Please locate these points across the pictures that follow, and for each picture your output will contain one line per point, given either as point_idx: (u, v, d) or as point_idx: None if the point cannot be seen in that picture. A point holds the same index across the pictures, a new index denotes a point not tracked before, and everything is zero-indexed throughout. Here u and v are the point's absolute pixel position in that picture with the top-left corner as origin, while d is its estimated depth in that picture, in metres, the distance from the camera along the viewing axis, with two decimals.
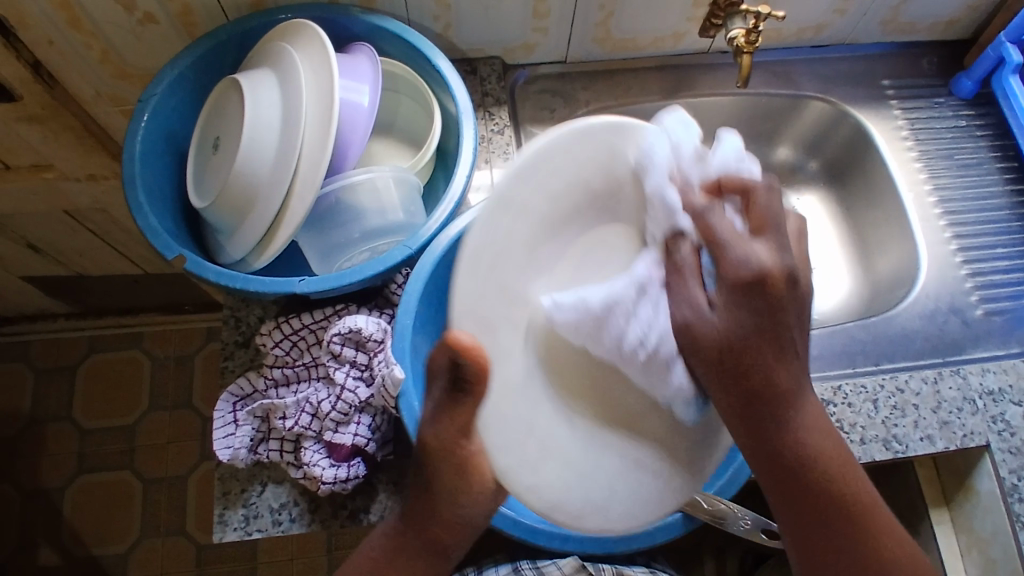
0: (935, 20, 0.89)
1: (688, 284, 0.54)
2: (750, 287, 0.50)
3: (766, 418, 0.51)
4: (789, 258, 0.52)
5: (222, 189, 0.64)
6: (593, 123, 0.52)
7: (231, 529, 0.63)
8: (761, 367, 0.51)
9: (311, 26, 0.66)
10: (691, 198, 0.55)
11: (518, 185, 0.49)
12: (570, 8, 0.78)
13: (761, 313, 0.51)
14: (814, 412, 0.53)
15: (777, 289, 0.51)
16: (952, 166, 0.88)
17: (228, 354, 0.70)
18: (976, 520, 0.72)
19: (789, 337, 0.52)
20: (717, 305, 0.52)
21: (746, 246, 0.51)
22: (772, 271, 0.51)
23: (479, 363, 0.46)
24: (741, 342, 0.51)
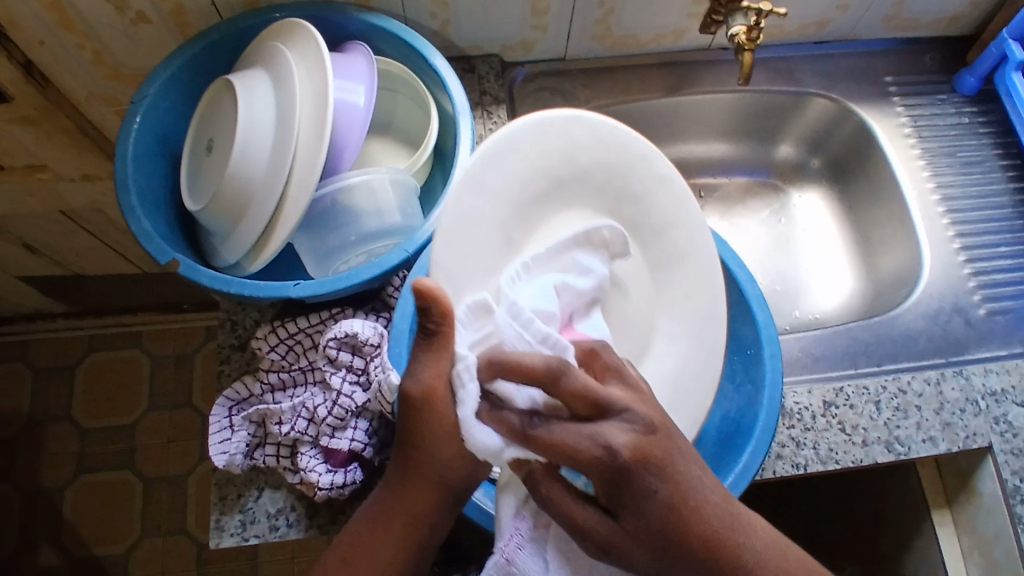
0: (938, 15, 0.88)
1: (563, 496, 0.46)
2: (616, 492, 0.43)
3: (670, 535, 0.43)
4: (645, 420, 0.44)
5: (216, 192, 0.64)
6: (553, 116, 0.59)
7: (228, 535, 0.62)
8: (694, 527, 0.43)
9: (305, 26, 0.65)
10: (507, 418, 0.47)
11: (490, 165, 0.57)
12: (568, 5, 0.77)
13: (655, 491, 0.43)
14: (768, 551, 0.46)
15: (653, 457, 0.43)
16: (955, 164, 0.87)
17: (225, 357, 0.69)
18: (979, 522, 0.72)
19: (697, 501, 0.44)
20: (618, 517, 0.44)
21: (587, 431, 0.43)
22: (632, 447, 0.43)
23: (443, 305, 0.48)
24: (652, 529, 0.43)
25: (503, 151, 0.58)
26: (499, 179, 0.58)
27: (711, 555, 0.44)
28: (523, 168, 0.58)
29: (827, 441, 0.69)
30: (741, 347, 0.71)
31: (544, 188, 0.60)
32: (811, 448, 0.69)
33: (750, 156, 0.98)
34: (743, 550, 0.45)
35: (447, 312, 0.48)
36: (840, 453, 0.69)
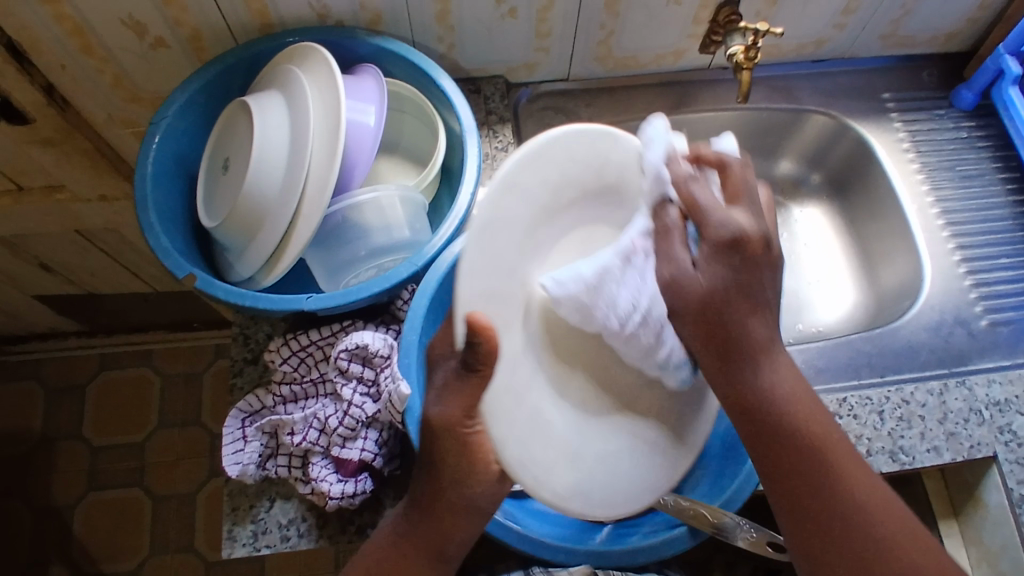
0: (934, 33, 0.90)
1: (672, 249, 0.56)
2: (732, 253, 0.54)
3: (717, 300, 0.53)
4: (763, 223, 0.56)
5: (232, 209, 0.66)
6: (592, 126, 0.54)
7: (240, 545, 0.63)
8: (741, 330, 0.53)
9: (319, 49, 0.68)
10: (679, 166, 0.57)
11: (526, 172, 0.50)
12: (572, 26, 0.80)
13: (761, 269, 0.54)
14: (787, 368, 0.54)
15: (754, 251, 0.54)
16: (954, 178, 0.88)
17: (237, 370, 0.71)
18: (985, 533, 0.72)
19: (764, 307, 0.54)
20: (705, 266, 0.54)
21: (722, 212, 0.54)
22: (751, 238, 0.54)
23: (492, 342, 0.45)
24: (720, 297, 0.53)
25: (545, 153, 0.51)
26: (536, 186, 0.51)
27: (752, 352, 0.53)
28: (558, 179, 0.53)
29: None
30: None
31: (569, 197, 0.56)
32: None
33: (752, 172, 1.00)
34: (774, 355, 0.54)
35: (494, 348, 0.46)
36: None
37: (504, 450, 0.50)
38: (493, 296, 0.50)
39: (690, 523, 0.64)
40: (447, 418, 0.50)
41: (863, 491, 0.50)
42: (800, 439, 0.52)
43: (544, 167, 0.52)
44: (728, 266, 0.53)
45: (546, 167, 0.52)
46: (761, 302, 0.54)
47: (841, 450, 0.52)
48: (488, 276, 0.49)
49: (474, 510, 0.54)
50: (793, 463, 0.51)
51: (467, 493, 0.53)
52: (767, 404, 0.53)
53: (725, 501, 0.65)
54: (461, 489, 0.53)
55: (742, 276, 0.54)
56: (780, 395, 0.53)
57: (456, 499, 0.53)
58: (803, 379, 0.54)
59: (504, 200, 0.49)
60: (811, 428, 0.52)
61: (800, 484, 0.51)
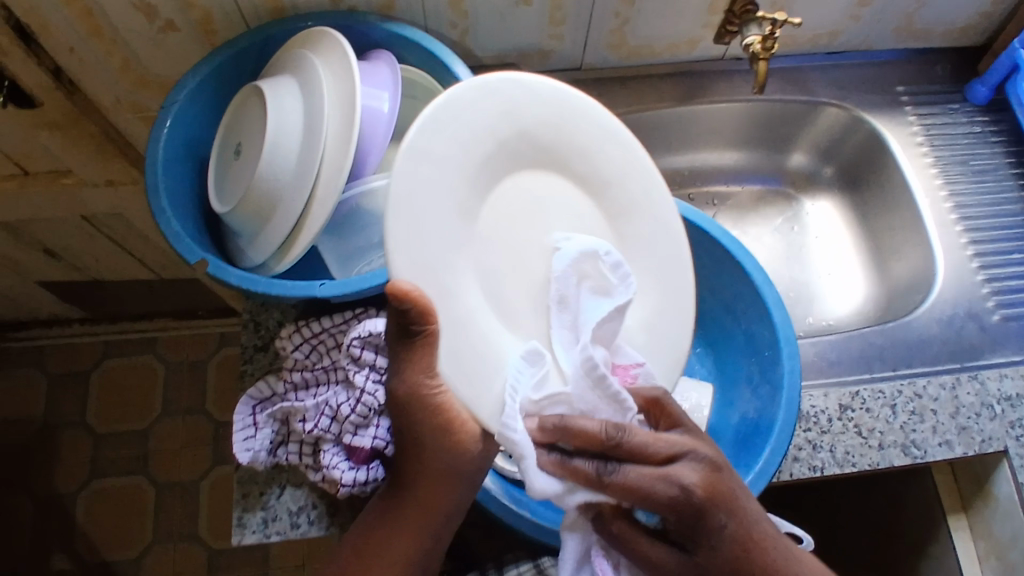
0: (949, 26, 0.89)
1: (634, 536, 0.49)
2: (688, 529, 0.47)
3: (738, 558, 0.48)
4: (705, 456, 0.48)
5: (245, 194, 0.65)
6: (491, 78, 0.56)
7: (250, 532, 0.63)
8: (757, 558, 0.48)
9: (333, 34, 0.67)
10: (579, 465, 0.48)
11: (431, 134, 0.51)
12: (586, 14, 0.79)
13: (725, 525, 0.47)
14: (810, 564, 0.51)
15: (723, 497, 0.47)
16: (967, 172, 0.88)
17: (247, 357, 0.70)
18: (995, 526, 0.72)
19: (766, 548, 0.49)
20: (688, 550, 0.48)
21: (660, 470, 0.47)
22: (703, 485, 0.47)
23: (421, 305, 0.46)
24: (728, 561, 0.48)
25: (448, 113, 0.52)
26: (446, 147, 0.52)
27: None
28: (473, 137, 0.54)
29: (843, 444, 0.70)
30: (759, 350, 0.72)
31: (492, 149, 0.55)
32: (828, 451, 0.70)
33: (762, 165, 1.00)
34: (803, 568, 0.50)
35: (426, 308, 0.46)
36: (857, 456, 0.69)
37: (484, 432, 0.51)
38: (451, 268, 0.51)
39: None
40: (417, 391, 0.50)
41: None
42: None
43: (450, 126, 0.52)
44: (687, 519, 0.47)
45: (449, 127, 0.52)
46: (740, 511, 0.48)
47: None
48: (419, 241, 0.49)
49: (453, 474, 0.54)
50: None
51: (443, 455, 0.52)
52: None
53: None
54: (439, 452, 0.52)
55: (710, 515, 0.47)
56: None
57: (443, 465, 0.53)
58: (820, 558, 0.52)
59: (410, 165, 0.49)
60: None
61: None
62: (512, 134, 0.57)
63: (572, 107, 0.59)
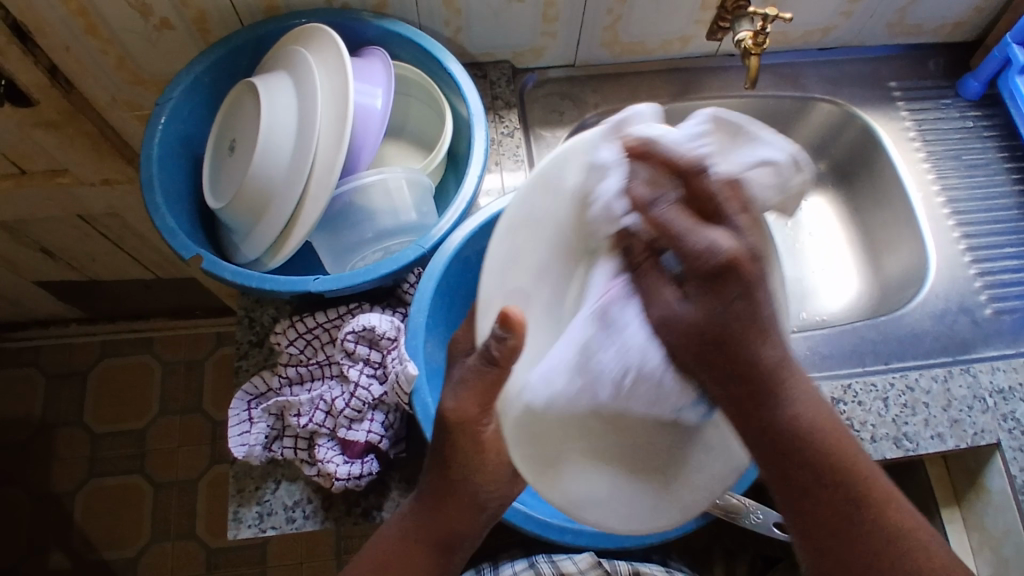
0: (941, 22, 0.90)
1: (659, 285, 0.45)
2: (711, 283, 0.42)
3: (766, 382, 0.43)
4: (750, 240, 0.43)
5: (240, 190, 0.65)
6: (641, 109, 0.50)
7: (245, 526, 0.63)
8: (786, 394, 0.43)
9: (326, 30, 0.68)
10: (633, 149, 0.47)
11: (563, 168, 0.51)
12: (579, 11, 0.79)
13: (737, 299, 0.41)
14: (805, 397, 0.44)
15: (747, 274, 0.41)
16: (960, 167, 0.88)
17: (242, 353, 0.70)
18: (988, 519, 0.72)
19: (784, 363, 0.43)
20: (692, 296, 0.43)
21: (703, 232, 0.42)
22: (738, 255, 0.41)
23: (521, 338, 0.45)
24: (722, 329, 0.42)
25: (584, 146, 0.51)
26: (571, 181, 0.51)
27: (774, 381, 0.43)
28: None
29: None
30: None
31: None
32: None
33: None
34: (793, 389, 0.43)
35: (519, 347, 0.46)
36: None
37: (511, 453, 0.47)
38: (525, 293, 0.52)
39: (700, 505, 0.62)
40: (464, 412, 0.51)
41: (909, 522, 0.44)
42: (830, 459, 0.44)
43: (575, 161, 0.50)
44: (711, 300, 0.42)
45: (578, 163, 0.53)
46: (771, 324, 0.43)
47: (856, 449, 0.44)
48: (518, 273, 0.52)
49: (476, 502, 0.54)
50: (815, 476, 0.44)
51: (472, 481, 0.54)
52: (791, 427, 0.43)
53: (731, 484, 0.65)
54: (468, 479, 0.53)
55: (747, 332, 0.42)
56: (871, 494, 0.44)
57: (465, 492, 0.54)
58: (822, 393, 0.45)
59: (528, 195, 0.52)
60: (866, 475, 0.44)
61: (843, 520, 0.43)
62: None
63: (744, 145, 0.51)
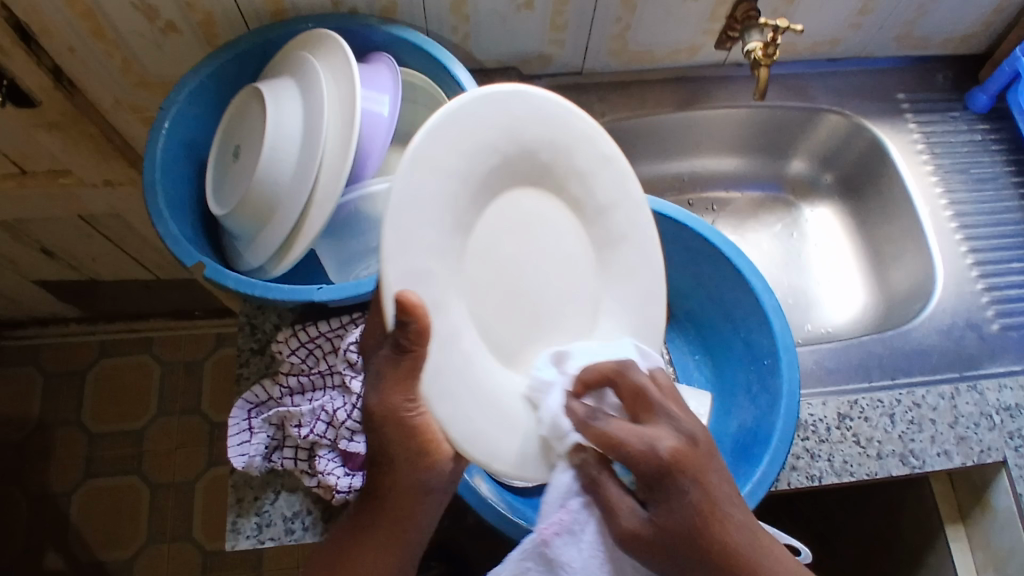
0: (950, 35, 0.89)
1: (606, 483, 0.51)
2: (653, 488, 0.48)
3: (699, 532, 0.48)
4: (688, 429, 0.50)
5: (244, 197, 0.65)
6: (497, 89, 0.53)
7: (244, 537, 0.63)
8: (717, 536, 0.48)
9: (333, 36, 0.67)
10: (574, 406, 0.52)
11: (435, 143, 0.49)
12: (587, 19, 0.79)
13: (687, 491, 0.48)
14: (774, 563, 0.48)
15: (689, 465, 0.48)
16: (967, 181, 0.88)
17: (243, 360, 0.70)
18: (994, 537, 0.72)
19: (722, 511, 0.48)
20: (649, 508, 0.49)
21: (639, 431, 0.49)
22: (673, 451, 0.48)
23: (422, 321, 0.45)
24: (687, 528, 0.47)
25: (446, 128, 0.49)
26: (447, 159, 0.49)
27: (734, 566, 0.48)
28: (472, 145, 0.51)
29: (841, 453, 0.70)
30: (759, 358, 0.72)
31: (494, 166, 0.54)
32: (826, 460, 0.69)
33: (762, 172, 0.99)
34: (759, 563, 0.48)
35: (424, 328, 0.45)
36: (855, 465, 0.69)
37: (451, 429, 0.48)
38: (421, 278, 0.47)
39: None
40: (388, 406, 0.50)
41: None
42: None
43: (451, 135, 0.50)
44: (675, 513, 0.48)
45: (451, 133, 0.50)
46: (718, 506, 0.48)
47: None
48: (413, 254, 0.47)
49: (425, 489, 0.55)
50: None
51: (422, 476, 0.54)
52: None
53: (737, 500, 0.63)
54: (417, 474, 0.54)
55: (675, 481, 0.48)
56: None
57: (408, 482, 0.54)
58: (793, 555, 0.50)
59: (416, 179, 0.48)
60: None
61: None
62: (516, 153, 0.55)
63: (570, 128, 0.57)
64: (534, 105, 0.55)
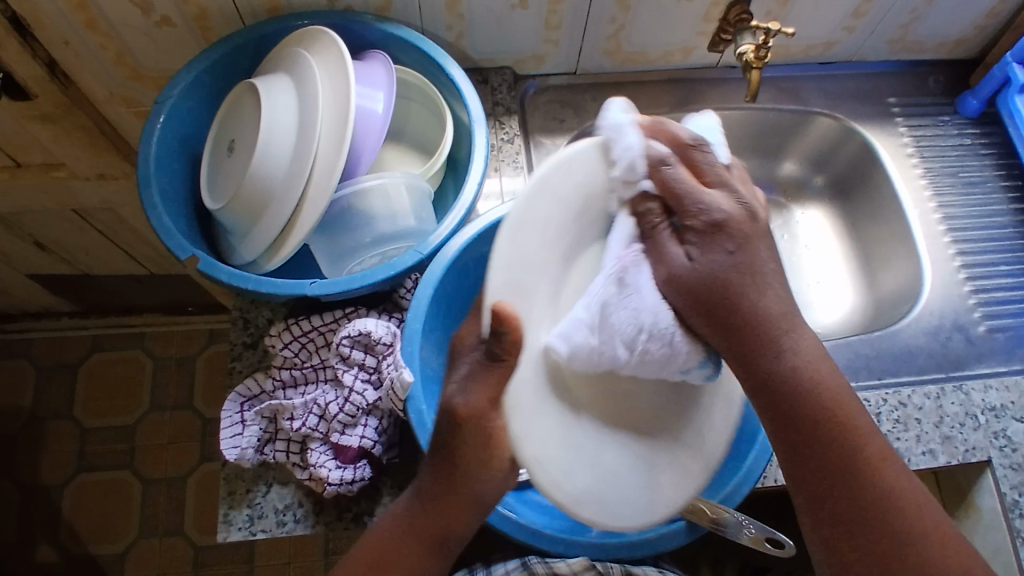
0: (942, 40, 0.90)
1: (666, 246, 0.52)
2: (706, 232, 0.50)
3: (736, 293, 0.49)
4: (744, 198, 0.52)
5: (238, 191, 0.65)
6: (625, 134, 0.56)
7: (236, 529, 0.63)
8: (750, 301, 0.49)
9: (329, 33, 0.67)
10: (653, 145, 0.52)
11: (558, 173, 0.50)
12: (582, 19, 0.79)
13: (729, 252, 0.50)
14: (807, 346, 0.50)
15: (740, 230, 0.50)
16: (957, 184, 0.89)
17: (236, 354, 0.70)
18: (977, 535, 0.73)
19: (761, 279, 0.50)
20: (696, 259, 0.50)
21: (697, 192, 0.51)
22: (734, 215, 0.51)
23: (516, 332, 0.45)
24: (722, 276, 0.49)
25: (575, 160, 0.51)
26: (574, 189, 0.51)
27: (769, 339, 0.49)
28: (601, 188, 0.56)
29: None
30: None
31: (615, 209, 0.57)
32: None
33: (755, 173, 1.00)
34: (791, 343, 0.50)
35: (518, 339, 0.46)
36: None
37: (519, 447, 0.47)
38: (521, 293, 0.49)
39: (689, 518, 0.63)
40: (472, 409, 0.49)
41: (898, 478, 0.49)
42: (816, 416, 0.49)
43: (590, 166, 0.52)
44: (704, 277, 0.49)
45: (578, 168, 0.51)
46: (765, 282, 0.50)
47: (862, 421, 0.49)
48: (524, 270, 0.49)
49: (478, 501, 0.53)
50: (809, 450, 0.49)
51: (481, 484, 0.52)
52: (783, 382, 0.49)
53: (724, 496, 0.64)
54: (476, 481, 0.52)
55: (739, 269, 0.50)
56: (835, 399, 0.49)
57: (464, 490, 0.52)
58: (829, 358, 0.51)
59: (532, 198, 0.49)
60: (837, 411, 0.49)
61: (842, 491, 0.48)
62: (638, 195, 0.58)
63: (687, 170, 0.59)
64: (660, 152, 0.58)
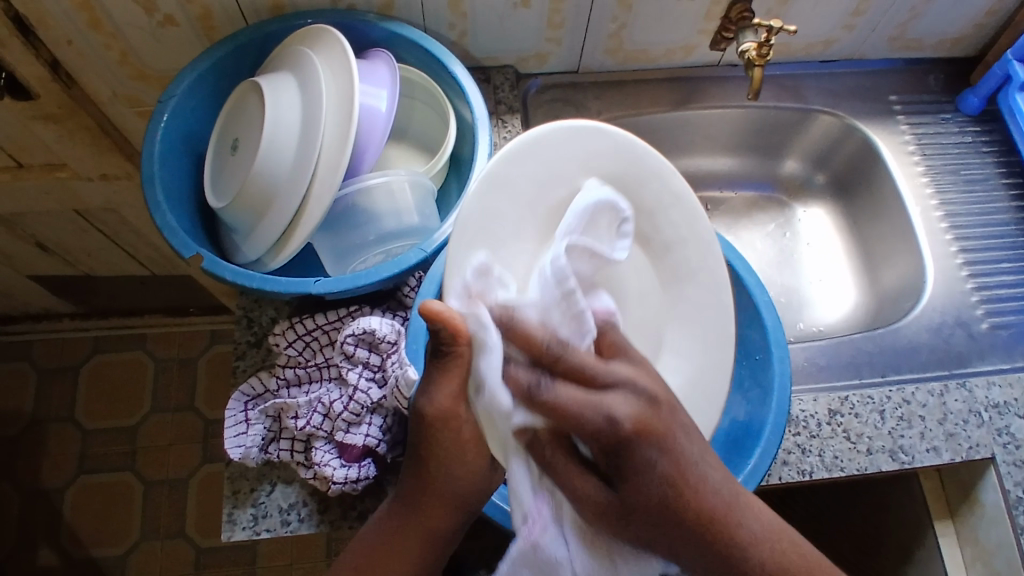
0: (942, 37, 0.90)
1: (576, 474, 0.45)
2: (616, 457, 0.44)
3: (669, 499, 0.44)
4: (645, 385, 0.46)
5: (243, 189, 0.65)
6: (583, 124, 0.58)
7: (240, 528, 0.63)
8: (691, 500, 0.44)
9: (333, 31, 0.67)
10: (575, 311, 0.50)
11: (514, 166, 0.56)
12: (584, 18, 0.79)
13: (653, 462, 0.44)
14: (762, 529, 0.46)
15: (654, 429, 0.44)
16: (958, 181, 0.89)
17: (241, 353, 0.70)
18: (981, 531, 0.73)
19: (693, 475, 0.45)
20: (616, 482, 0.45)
21: (591, 399, 0.44)
22: (635, 419, 0.44)
23: (451, 324, 0.45)
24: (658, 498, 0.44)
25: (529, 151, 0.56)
26: (522, 183, 0.56)
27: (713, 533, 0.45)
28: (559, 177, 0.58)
29: (832, 449, 0.70)
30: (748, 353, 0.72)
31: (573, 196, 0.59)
32: (816, 455, 0.70)
33: (757, 171, 1.00)
34: (736, 521, 0.46)
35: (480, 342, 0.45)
36: (845, 460, 0.70)
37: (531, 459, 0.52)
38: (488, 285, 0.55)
39: None
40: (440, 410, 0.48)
41: None
42: None
43: (530, 164, 0.56)
44: (624, 458, 0.44)
45: (530, 160, 0.56)
46: (694, 473, 0.45)
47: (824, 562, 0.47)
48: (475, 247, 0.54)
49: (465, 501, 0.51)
50: None
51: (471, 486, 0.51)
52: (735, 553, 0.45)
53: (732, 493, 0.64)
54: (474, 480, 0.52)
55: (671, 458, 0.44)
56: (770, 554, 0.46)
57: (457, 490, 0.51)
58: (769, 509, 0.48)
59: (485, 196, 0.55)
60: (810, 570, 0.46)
61: None
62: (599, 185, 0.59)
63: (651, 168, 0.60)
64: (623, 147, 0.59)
